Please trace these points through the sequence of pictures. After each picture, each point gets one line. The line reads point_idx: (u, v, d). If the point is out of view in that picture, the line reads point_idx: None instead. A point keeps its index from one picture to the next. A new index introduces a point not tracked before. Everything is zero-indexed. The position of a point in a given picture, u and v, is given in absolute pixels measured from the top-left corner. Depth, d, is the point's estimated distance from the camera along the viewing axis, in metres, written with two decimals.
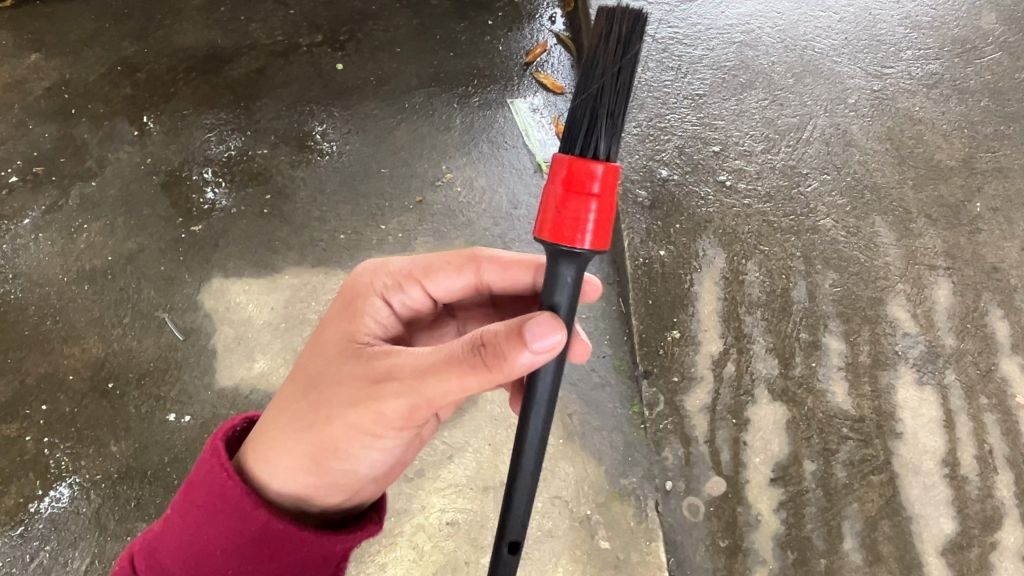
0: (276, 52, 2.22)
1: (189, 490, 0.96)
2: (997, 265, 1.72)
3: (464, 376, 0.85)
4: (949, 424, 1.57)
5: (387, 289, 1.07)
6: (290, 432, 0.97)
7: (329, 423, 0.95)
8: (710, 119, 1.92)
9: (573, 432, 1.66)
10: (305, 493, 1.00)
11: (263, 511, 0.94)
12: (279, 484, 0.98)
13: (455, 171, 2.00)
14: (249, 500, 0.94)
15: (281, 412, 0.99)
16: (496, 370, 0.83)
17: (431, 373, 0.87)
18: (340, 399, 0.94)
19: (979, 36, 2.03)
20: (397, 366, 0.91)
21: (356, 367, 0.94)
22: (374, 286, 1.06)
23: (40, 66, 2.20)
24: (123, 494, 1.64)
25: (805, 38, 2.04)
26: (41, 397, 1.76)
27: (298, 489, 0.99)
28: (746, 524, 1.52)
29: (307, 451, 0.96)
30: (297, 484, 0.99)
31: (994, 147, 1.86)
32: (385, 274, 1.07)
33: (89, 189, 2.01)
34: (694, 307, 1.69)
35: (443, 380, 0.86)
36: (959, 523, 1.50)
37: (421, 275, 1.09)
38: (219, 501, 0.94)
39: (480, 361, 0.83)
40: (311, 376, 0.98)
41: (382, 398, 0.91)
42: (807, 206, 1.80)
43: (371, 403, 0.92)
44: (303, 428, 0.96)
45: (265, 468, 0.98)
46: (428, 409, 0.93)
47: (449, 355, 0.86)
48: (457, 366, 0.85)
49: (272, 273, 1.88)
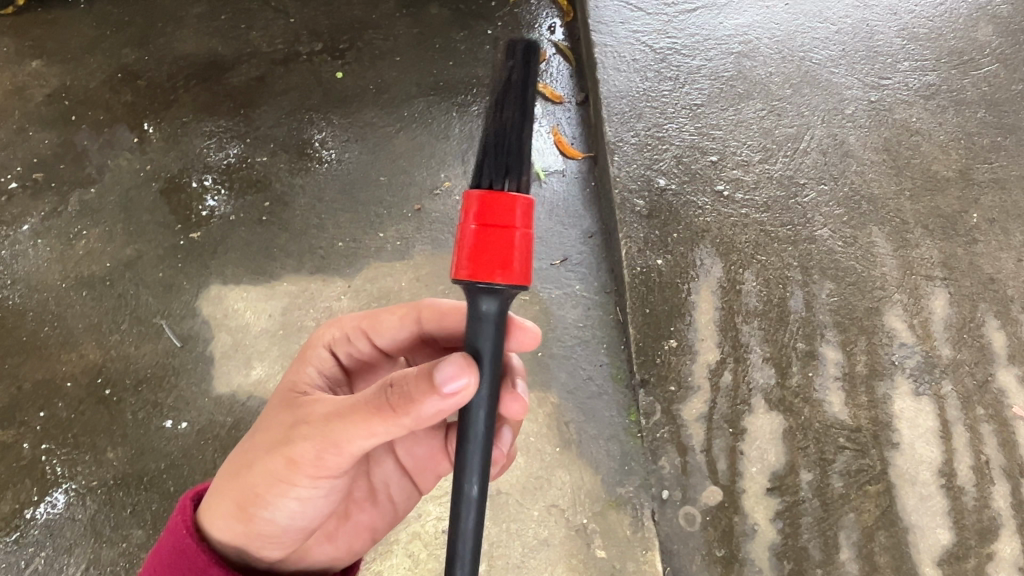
0: (276, 60, 2.23)
1: (156, 553, 1.01)
2: (993, 275, 1.72)
3: (371, 421, 0.88)
4: (946, 435, 1.57)
5: (336, 346, 1.18)
6: (223, 483, 1.01)
7: (252, 474, 0.98)
8: (707, 129, 1.92)
9: (570, 441, 1.67)
10: (241, 544, 1.03)
11: (213, 569, 0.98)
12: (218, 535, 1.02)
13: (454, 180, 2.00)
14: (199, 557, 0.98)
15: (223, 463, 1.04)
16: (401, 406, 0.85)
17: (342, 419, 0.90)
18: (262, 447, 0.97)
19: (976, 47, 2.04)
20: (315, 416, 0.94)
21: (281, 418, 0.98)
22: (326, 342, 1.18)
23: (41, 73, 2.21)
24: (118, 501, 1.64)
25: (803, 49, 2.04)
26: (38, 403, 1.76)
27: (234, 539, 1.02)
28: (742, 534, 1.52)
29: (238, 502, 0.99)
30: (233, 536, 1.02)
31: (991, 158, 1.86)
32: (336, 332, 1.19)
33: (88, 195, 2.01)
34: (691, 316, 1.70)
35: (354, 421, 0.88)
36: (955, 533, 1.50)
37: (367, 328, 1.18)
38: (176, 560, 0.98)
39: (386, 403, 0.86)
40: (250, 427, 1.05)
41: (297, 443, 0.94)
42: (805, 216, 1.80)
43: (289, 450, 0.95)
44: (231, 478, 1.00)
45: (205, 524, 1.02)
46: (342, 458, 0.95)
47: (359, 400, 0.89)
48: (365, 404, 0.88)
49: (270, 280, 1.88)
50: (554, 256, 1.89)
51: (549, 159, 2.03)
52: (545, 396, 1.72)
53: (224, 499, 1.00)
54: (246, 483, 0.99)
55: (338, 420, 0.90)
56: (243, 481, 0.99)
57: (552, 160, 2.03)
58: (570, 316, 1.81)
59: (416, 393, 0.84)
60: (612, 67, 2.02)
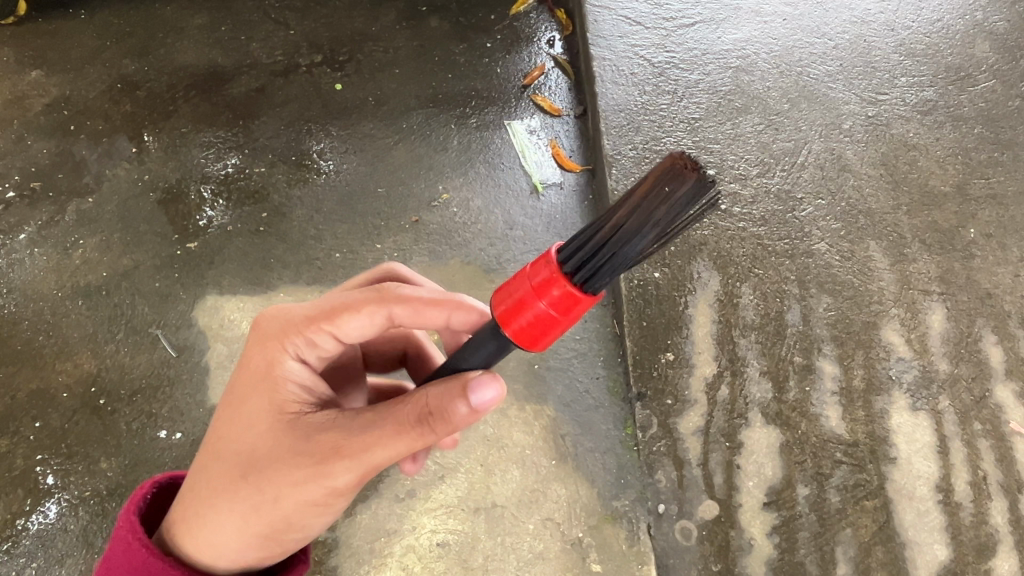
0: (276, 72, 2.23)
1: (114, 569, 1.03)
2: (991, 290, 1.72)
3: (417, 442, 0.93)
4: (943, 450, 1.57)
5: (302, 350, 1.04)
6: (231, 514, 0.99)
7: (279, 508, 0.98)
8: (705, 143, 1.93)
9: (566, 454, 1.65)
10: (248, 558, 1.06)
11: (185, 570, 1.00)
12: (222, 554, 1.04)
13: (452, 192, 2.01)
14: (170, 569, 1.02)
15: (217, 496, 1.00)
16: (443, 431, 0.91)
17: (386, 449, 0.92)
18: (286, 483, 0.96)
19: (974, 64, 2.05)
20: (345, 447, 0.94)
21: (296, 451, 0.96)
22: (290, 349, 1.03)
23: (41, 83, 2.22)
24: (111, 512, 1.63)
25: (801, 64, 2.05)
26: (32, 412, 1.75)
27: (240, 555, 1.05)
28: (739, 548, 1.51)
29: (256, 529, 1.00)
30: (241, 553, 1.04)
31: (988, 174, 1.87)
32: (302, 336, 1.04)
33: (85, 205, 2.01)
34: (688, 329, 1.69)
35: (392, 449, 0.92)
36: (953, 549, 1.49)
37: (329, 323, 1.04)
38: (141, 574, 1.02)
39: (433, 428, 0.91)
40: (240, 457, 0.98)
41: (332, 477, 0.94)
42: (802, 230, 1.80)
43: (322, 483, 0.95)
44: (250, 514, 0.98)
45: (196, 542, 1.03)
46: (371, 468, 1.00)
47: (398, 426, 0.92)
48: (402, 433, 0.92)
49: (267, 291, 1.88)
50: None
51: (547, 172, 2.03)
52: (541, 408, 1.70)
53: (237, 528, 1.00)
54: (272, 517, 0.99)
55: (374, 450, 0.93)
56: (266, 513, 0.98)
57: (550, 172, 2.03)
58: (567, 328, 1.79)
59: (457, 420, 0.91)
60: (611, 80, 2.02)
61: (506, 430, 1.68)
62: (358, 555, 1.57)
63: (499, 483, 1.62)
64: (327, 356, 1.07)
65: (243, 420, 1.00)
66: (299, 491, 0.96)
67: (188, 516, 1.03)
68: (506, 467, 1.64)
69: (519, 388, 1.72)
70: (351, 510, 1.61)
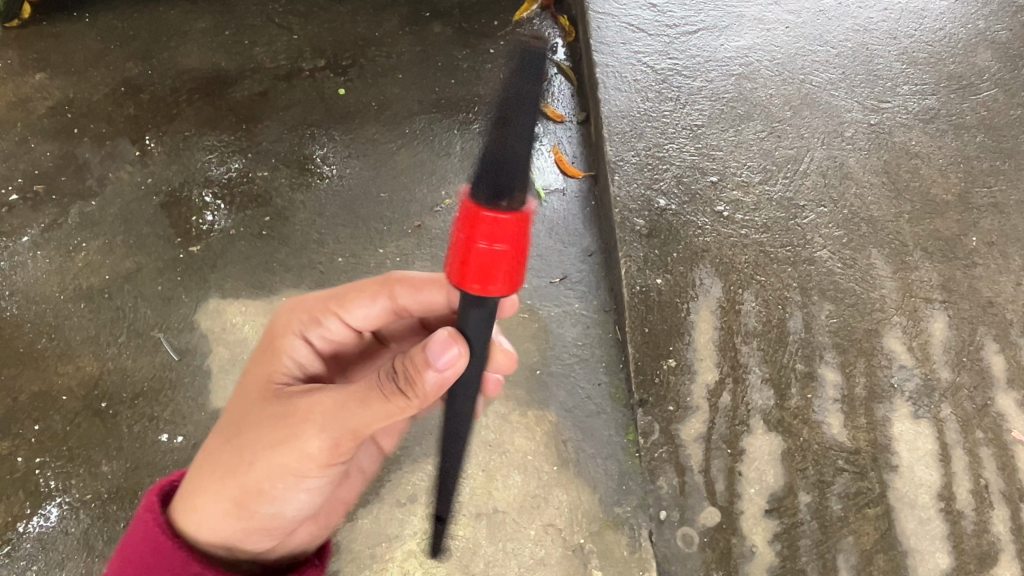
0: (279, 76, 2.24)
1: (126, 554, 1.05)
2: (992, 299, 1.72)
3: (388, 408, 0.98)
4: (945, 458, 1.57)
5: (306, 329, 1.18)
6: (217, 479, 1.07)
7: (260, 467, 1.05)
8: (708, 149, 1.93)
9: (567, 460, 1.65)
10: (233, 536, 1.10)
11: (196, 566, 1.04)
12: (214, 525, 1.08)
13: (454, 198, 2.01)
14: (178, 552, 1.04)
15: (213, 458, 1.08)
16: (411, 396, 0.96)
17: (355, 408, 0.98)
18: (263, 445, 1.03)
19: (975, 72, 2.05)
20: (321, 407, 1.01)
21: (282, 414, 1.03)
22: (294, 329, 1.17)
23: (45, 86, 2.22)
24: (112, 515, 1.63)
25: (803, 72, 2.06)
26: (34, 415, 1.75)
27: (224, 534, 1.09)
28: (741, 556, 1.52)
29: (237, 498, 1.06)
30: (224, 529, 1.08)
31: (990, 182, 1.87)
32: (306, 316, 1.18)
33: (88, 208, 2.01)
34: (690, 336, 1.69)
35: (357, 412, 0.99)
36: (954, 558, 1.49)
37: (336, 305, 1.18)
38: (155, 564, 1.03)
39: (400, 392, 0.96)
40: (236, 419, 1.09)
41: (303, 440, 1.02)
42: (804, 237, 1.81)
43: (295, 446, 1.02)
44: (234, 473, 1.05)
45: (189, 519, 1.07)
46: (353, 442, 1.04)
47: (368, 389, 0.98)
48: (372, 396, 0.97)
49: (270, 295, 1.88)
50: (554, 274, 1.89)
51: (549, 177, 2.03)
52: (543, 414, 1.70)
53: (221, 498, 1.06)
54: (254, 478, 1.05)
55: (342, 412, 0.99)
56: (247, 477, 1.05)
57: (552, 178, 2.03)
58: (569, 334, 1.80)
59: (427, 390, 0.95)
60: (614, 86, 2.03)
61: (508, 436, 1.68)
62: (359, 560, 1.57)
63: (501, 489, 1.62)
64: (331, 338, 1.21)
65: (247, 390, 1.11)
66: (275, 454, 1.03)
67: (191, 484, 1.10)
68: (508, 472, 1.64)
69: (520, 393, 1.73)
70: (351, 515, 1.60)
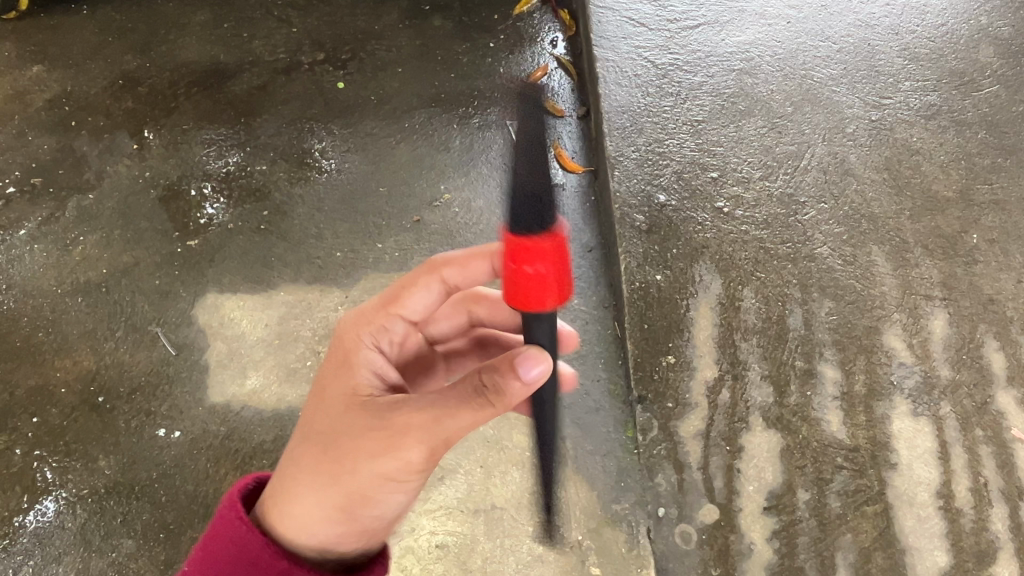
0: (278, 69, 2.23)
1: (212, 549, 0.94)
2: (993, 296, 1.71)
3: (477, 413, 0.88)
4: (944, 456, 1.56)
5: (377, 337, 1.08)
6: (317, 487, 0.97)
7: (359, 478, 0.94)
8: (708, 145, 1.92)
9: (566, 456, 1.64)
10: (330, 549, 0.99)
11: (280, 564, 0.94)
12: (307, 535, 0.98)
13: (454, 192, 2.00)
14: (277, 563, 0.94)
15: (300, 470, 0.97)
16: (500, 402, 0.86)
17: (448, 418, 0.88)
18: (364, 455, 0.93)
19: (977, 69, 2.04)
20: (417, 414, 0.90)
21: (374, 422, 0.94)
22: (369, 332, 1.07)
23: (43, 78, 2.21)
24: (109, 510, 1.62)
25: (805, 68, 2.05)
26: (31, 410, 1.74)
27: (322, 542, 0.98)
28: (739, 553, 1.51)
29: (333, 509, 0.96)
30: (323, 537, 0.97)
31: (991, 179, 1.86)
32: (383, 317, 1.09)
33: (86, 201, 2.01)
34: (689, 332, 1.69)
35: (454, 419, 0.88)
36: (953, 556, 1.49)
37: (392, 305, 1.09)
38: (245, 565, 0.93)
39: (485, 397, 0.86)
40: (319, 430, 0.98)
41: (403, 449, 0.91)
42: (805, 234, 1.80)
43: (396, 454, 0.92)
44: (332, 484, 0.95)
45: (289, 526, 0.97)
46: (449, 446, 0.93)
47: (461, 394, 0.88)
48: (463, 401, 0.87)
49: (268, 290, 1.87)
50: None
51: (549, 173, 2.02)
52: None
53: (317, 506, 0.96)
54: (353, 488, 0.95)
55: (437, 419, 0.89)
56: (346, 488, 0.95)
57: (552, 173, 2.02)
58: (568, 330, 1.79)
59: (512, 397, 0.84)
60: (614, 81, 2.02)
61: (507, 432, 1.67)
62: None
63: (499, 485, 1.62)
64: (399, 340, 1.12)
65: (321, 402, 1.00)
66: (379, 464, 0.93)
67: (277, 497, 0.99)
68: (506, 468, 1.64)
69: None
70: None
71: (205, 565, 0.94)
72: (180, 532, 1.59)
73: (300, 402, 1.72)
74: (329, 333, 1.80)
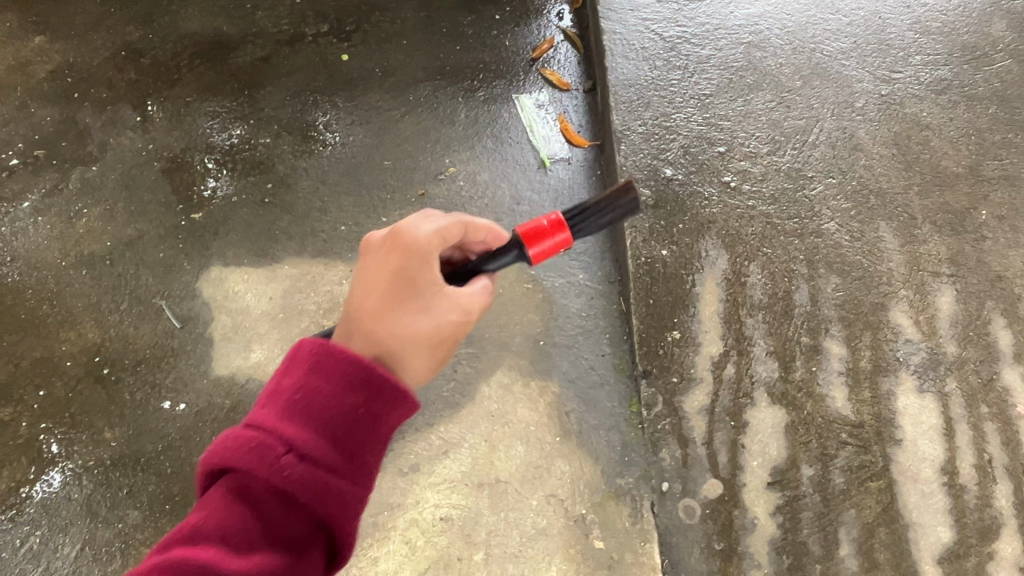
0: (281, 41, 2.20)
1: (327, 358, 0.94)
2: (1001, 273, 1.70)
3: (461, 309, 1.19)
4: (949, 433, 1.56)
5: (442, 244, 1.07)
6: (425, 351, 1.07)
7: (445, 348, 1.10)
8: (716, 119, 1.90)
9: (570, 431, 1.64)
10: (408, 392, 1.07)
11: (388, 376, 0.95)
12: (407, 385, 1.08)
13: (458, 165, 1.99)
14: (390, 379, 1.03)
15: (411, 341, 1.05)
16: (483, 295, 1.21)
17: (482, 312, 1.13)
18: (457, 330, 1.09)
19: (989, 42, 2.01)
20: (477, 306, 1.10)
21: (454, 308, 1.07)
22: (432, 240, 1.06)
23: (44, 49, 2.19)
24: (114, 481, 1.63)
25: (814, 41, 2.02)
26: (36, 381, 1.74)
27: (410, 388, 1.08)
28: (742, 527, 1.52)
29: (433, 354, 1.07)
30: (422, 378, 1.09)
31: (1001, 155, 1.84)
32: (437, 222, 1.06)
33: (89, 173, 2.00)
34: (695, 307, 1.68)
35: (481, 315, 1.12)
36: (956, 532, 1.49)
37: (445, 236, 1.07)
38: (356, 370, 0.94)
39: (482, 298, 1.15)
40: (418, 313, 1.05)
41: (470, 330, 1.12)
42: (812, 209, 1.79)
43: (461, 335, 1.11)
44: (434, 352, 1.08)
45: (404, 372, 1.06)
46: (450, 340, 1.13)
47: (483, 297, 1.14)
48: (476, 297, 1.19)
49: (272, 263, 1.87)
50: None
51: (555, 147, 2.00)
52: (546, 384, 1.69)
53: (422, 359, 1.07)
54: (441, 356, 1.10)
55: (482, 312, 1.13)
56: (436, 345, 1.08)
57: (558, 147, 2.00)
58: (574, 304, 1.78)
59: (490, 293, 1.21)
60: (621, 54, 1.99)
61: (511, 406, 1.67)
62: (360, 528, 1.57)
63: (503, 459, 1.62)
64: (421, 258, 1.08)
65: (411, 294, 1.05)
66: (444, 324, 1.07)
67: (383, 357, 1.04)
68: (510, 442, 1.64)
69: (524, 363, 1.71)
70: None
71: (314, 374, 0.94)
72: (186, 504, 1.60)
73: None
74: (333, 307, 1.80)
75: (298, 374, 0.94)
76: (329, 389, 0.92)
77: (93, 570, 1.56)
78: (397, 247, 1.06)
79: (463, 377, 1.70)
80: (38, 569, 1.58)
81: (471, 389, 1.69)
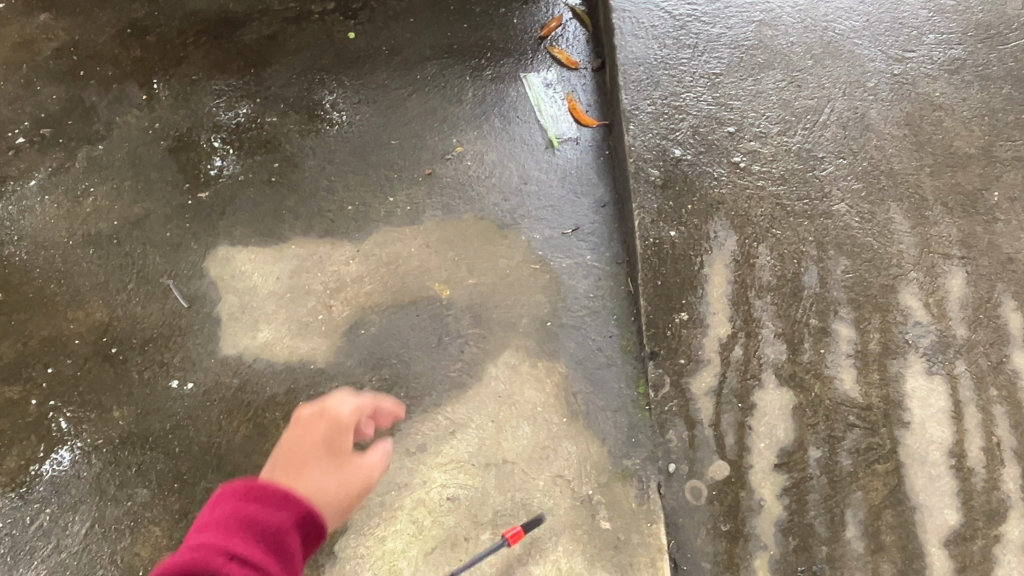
0: (288, 19, 2.18)
1: (257, 491, 0.97)
2: (1012, 255, 1.69)
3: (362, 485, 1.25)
4: (958, 415, 1.55)
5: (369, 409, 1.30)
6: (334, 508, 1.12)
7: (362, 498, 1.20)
8: (726, 99, 1.89)
9: (577, 412, 1.64)
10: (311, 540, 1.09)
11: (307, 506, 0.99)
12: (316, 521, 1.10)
13: (466, 145, 1.98)
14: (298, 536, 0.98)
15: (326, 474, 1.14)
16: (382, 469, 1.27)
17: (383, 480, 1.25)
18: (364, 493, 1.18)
19: (1004, 21, 1.98)
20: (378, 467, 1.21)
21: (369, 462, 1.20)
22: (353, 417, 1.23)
23: (50, 26, 2.18)
24: (123, 460, 1.64)
25: (826, 20, 1.99)
26: (45, 360, 1.75)
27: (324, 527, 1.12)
28: (749, 509, 1.52)
29: (341, 518, 1.14)
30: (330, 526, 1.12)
31: (1014, 136, 1.82)
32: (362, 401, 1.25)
33: (95, 151, 1.99)
34: (703, 289, 1.68)
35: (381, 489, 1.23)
36: (964, 514, 1.48)
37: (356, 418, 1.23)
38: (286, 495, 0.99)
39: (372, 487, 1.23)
40: (336, 460, 1.17)
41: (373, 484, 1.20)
42: (822, 190, 1.77)
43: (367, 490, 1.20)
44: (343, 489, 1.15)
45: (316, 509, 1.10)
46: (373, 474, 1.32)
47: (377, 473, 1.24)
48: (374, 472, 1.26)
49: (279, 243, 1.86)
50: (566, 225, 1.85)
51: (563, 126, 1.99)
52: (553, 364, 1.69)
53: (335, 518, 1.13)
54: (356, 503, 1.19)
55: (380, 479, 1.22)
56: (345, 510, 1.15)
57: (566, 127, 1.99)
58: (581, 286, 1.77)
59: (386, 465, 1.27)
60: (630, 33, 1.97)
61: (518, 387, 1.67)
62: (368, 507, 1.57)
63: (510, 440, 1.62)
64: None
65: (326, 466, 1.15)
66: (354, 481, 1.16)
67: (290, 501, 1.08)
68: (518, 423, 1.63)
69: (531, 344, 1.71)
70: None
71: (248, 502, 0.95)
72: (194, 483, 1.60)
73: (312, 355, 1.72)
74: (340, 287, 1.80)
75: (229, 507, 0.94)
76: (266, 511, 0.95)
77: (102, 547, 1.57)
78: (323, 418, 1.22)
79: (471, 357, 1.70)
80: (48, 546, 1.58)
81: (478, 370, 1.69)
